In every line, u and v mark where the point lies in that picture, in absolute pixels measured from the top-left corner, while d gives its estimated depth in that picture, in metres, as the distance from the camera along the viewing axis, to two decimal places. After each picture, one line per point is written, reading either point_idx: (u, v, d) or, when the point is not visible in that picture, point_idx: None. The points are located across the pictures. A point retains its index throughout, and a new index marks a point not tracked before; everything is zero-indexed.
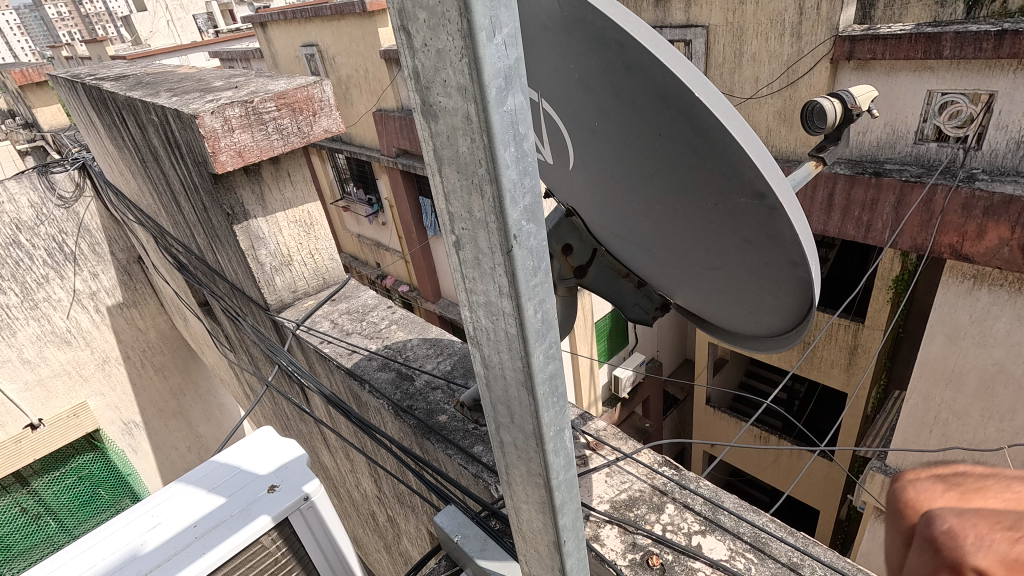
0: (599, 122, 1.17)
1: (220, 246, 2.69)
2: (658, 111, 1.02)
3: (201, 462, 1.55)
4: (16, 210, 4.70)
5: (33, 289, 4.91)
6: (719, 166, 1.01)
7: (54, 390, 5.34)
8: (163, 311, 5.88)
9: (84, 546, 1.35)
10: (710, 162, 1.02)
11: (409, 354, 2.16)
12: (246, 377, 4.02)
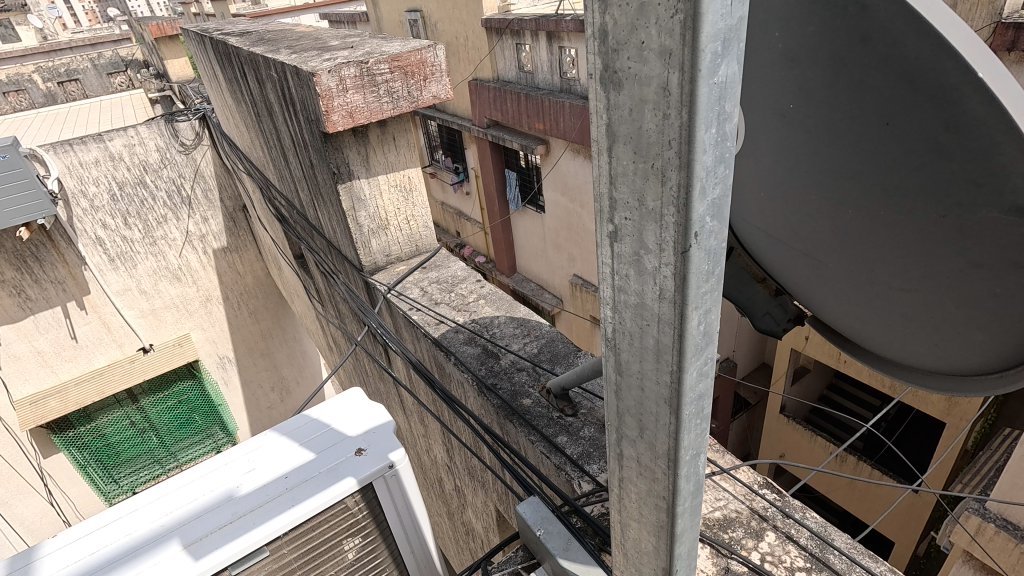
0: (792, 106, 1.01)
1: (322, 204, 2.77)
2: (895, 94, 0.86)
3: (295, 414, 1.60)
4: (145, 152, 5.21)
5: (153, 227, 5.46)
6: (969, 166, 0.84)
7: (164, 320, 5.90)
8: (261, 259, 6.28)
9: (187, 479, 1.43)
10: (956, 160, 0.85)
11: (495, 331, 2.13)
12: (331, 331, 4.20)
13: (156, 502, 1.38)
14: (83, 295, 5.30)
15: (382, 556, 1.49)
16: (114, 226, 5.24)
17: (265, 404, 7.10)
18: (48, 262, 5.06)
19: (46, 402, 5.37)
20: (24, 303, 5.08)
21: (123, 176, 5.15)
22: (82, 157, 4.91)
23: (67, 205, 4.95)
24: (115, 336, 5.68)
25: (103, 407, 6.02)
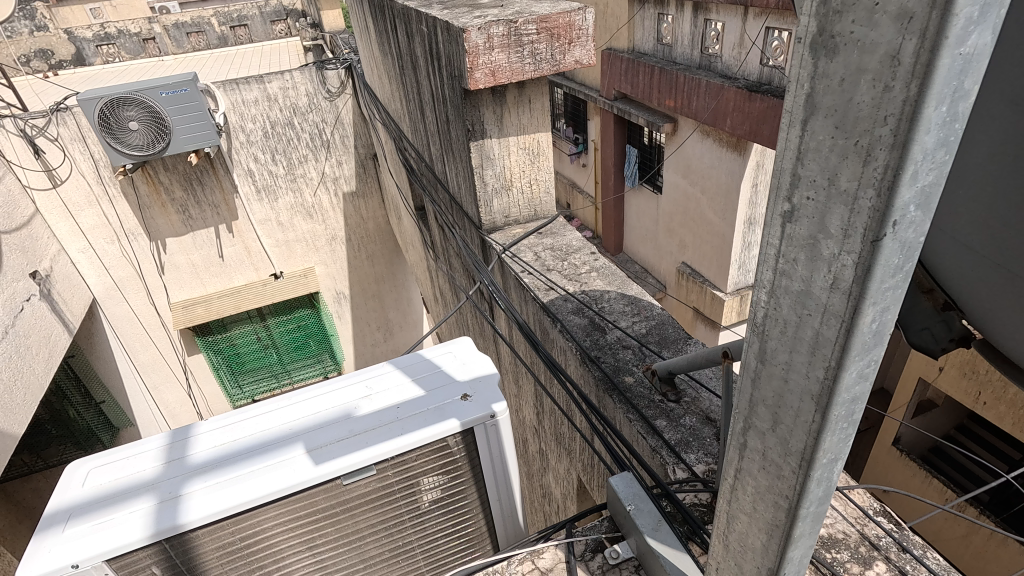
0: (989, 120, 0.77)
1: (451, 159, 2.86)
2: None
3: (409, 351, 1.73)
4: (295, 96, 5.82)
5: (295, 165, 6.19)
6: None
7: (294, 252, 6.75)
8: (381, 206, 6.84)
9: (313, 392, 1.61)
10: None
11: (604, 305, 2.11)
12: (439, 283, 4.42)
13: (287, 408, 1.55)
14: (232, 220, 6.27)
15: (471, 497, 1.58)
16: (264, 160, 6.03)
17: (370, 340, 7.85)
18: (208, 187, 6.01)
19: (194, 309, 6.46)
20: (185, 221, 6.14)
21: (275, 116, 5.82)
22: (243, 95, 5.62)
23: (228, 137, 5.73)
24: (254, 261, 6.65)
25: (238, 320, 6.94)
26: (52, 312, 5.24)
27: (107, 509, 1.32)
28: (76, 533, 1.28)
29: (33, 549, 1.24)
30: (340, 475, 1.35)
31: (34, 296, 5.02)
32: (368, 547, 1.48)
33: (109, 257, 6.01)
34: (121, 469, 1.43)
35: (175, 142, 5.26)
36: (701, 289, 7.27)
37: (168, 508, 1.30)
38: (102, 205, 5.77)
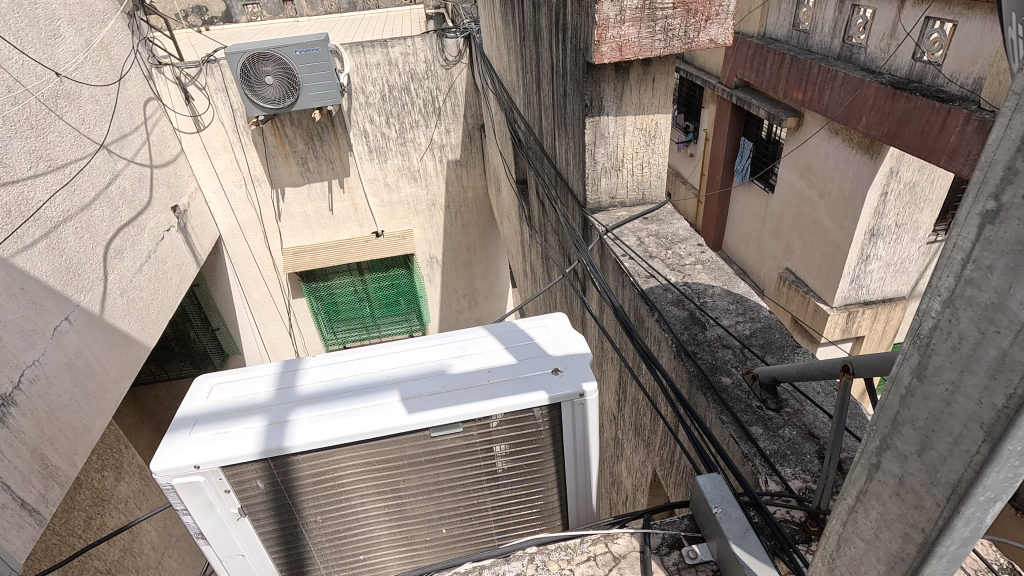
0: None
1: (563, 133, 2.82)
2: None
3: (504, 318, 1.76)
4: (415, 62, 6.08)
5: (407, 129, 6.44)
6: None
7: (396, 214, 7.07)
8: (482, 177, 6.94)
9: (411, 345, 1.68)
10: None
11: (706, 300, 2.02)
12: (532, 257, 4.44)
13: (386, 356, 1.64)
14: (345, 176, 6.68)
15: (549, 470, 1.60)
16: (378, 123, 6.36)
17: (456, 306, 8.14)
18: (327, 144, 6.43)
19: (303, 257, 6.98)
20: (303, 172, 6.60)
21: (395, 81, 6.14)
22: (369, 58, 5.97)
23: (350, 97, 6.15)
24: (360, 218, 7.06)
25: (339, 272, 7.45)
26: (184, 243, 5.85)
27: (226, 422, 1.46)
28: (199, 438, 1.42)
29: (164, 445, 1.40)
30: (430, 426, 1.41)
31: (172, 228, 5.64)
32: (445, 499, 1.55)
33: (236, 199, 6.61)
34: (240, 388, 1.58)
35: (303, 99, 5.68)
36: (803, 299, 6.76)
37: (276, 429, 1.42)
38: (234, 151, 6.33)
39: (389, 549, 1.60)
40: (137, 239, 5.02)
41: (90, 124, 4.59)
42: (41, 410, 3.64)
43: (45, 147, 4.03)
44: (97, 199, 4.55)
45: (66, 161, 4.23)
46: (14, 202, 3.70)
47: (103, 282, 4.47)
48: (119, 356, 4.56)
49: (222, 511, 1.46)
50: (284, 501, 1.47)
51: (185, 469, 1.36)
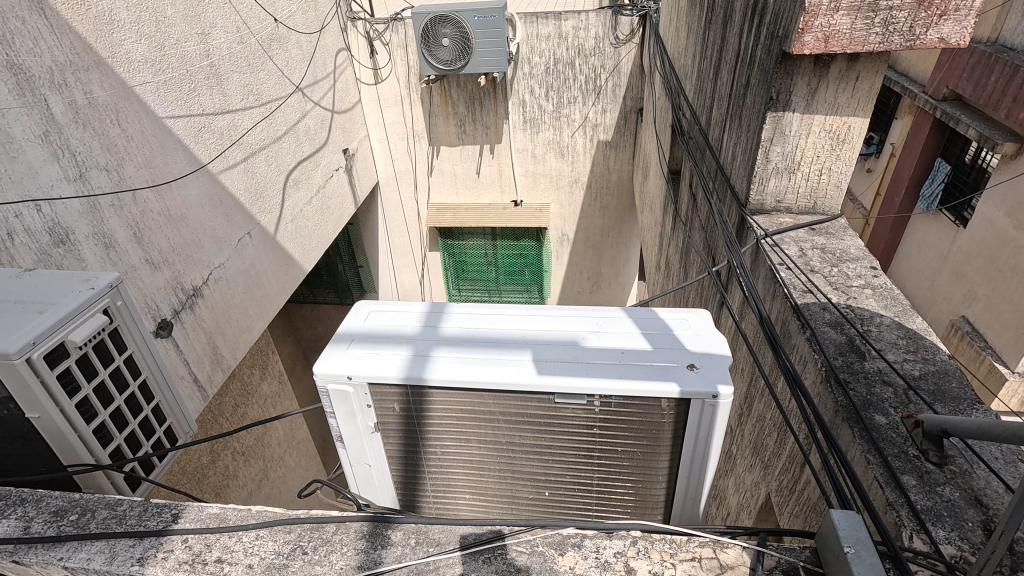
0: None
1: (735, 126, 2.66)
2: None
3: (644, 304, 1.75)
4: (584, 37, 6.06)
5: (564, 104, 6.47)
6: None
7: (538, 186, 7.18)
8: (630, 162, 6.77)
9: (549, 312, 1.74)
10: None
11: (869, 329, 1.82)
12: (669, 251, 4.28)
13: (524, 318, 1.71)
14: (496, 142, 6.91)
15: (662, 463, 1.57)
16: (538, 95, 6.48)
17: (578, 286, 8.16)
18: (486, 109, 6.69)
19: (444, 214, 7.45)
20: (459, 134, 6.94)
21: (561, 54, 6.19)
22: (540, 30, 6.09)
23: (515, 67, 6.33)
24: (502, 185, 7.27)
25: (473, 233, 7.78)
26: (348, 184, 6.46)
27: (376, 345, 1.63)
28: (354, 353, 1.60)
29: (326, 352, 1.60)
30: (557, 391, 1.46)
31: (340, 169, 6.24)
32: (554, 463, 1.61)
33: (397, 151, 7.14)
34: (392, 319, 1.75)
35: (472, 63, 5.97)
36: (977, 355, 5.80)
37: (419, 360, 1.56)
38: (404, 106, 6.81)
39: (492, 492, 1.72)
40: (312, 173, 5.63)
41: (292, 66, 5.19)
42: (219, 306, 4.30)
43: (256, 82, 4.64)
44: (287, 134, 5.16)
45: (269, 97, 4.84)
46: (227, 126, 4.32)
47: (280, 207, 5.10)
48: (281, 273, 5.21)
49: (361, 422, 1.64)
50: (412, 426, 1.62)
51: (339, 377, 1.55)
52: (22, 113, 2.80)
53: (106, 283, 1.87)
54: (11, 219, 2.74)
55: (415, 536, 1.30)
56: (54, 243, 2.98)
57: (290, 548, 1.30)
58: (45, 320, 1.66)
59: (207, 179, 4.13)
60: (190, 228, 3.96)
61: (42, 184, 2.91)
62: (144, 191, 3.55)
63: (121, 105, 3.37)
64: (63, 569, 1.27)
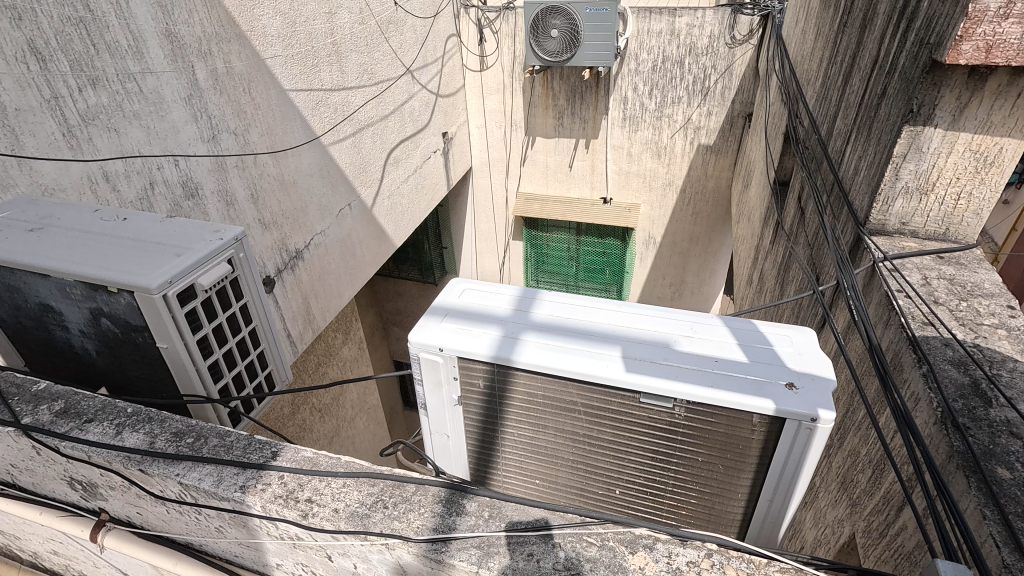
0: None
1: (861, 138, 2.47)
2: None
3: (743, 315, 1.70)
4: (698, 36, 5.84)
5: (668, 104, 6.29)
6: None
7: (630, 185, 7.03)
8: (731, 170, 6.46)
9: (640, 311, 1.74)
10: None
11: (999, 373, 1.65)
12: (765, 265, 4.07)
13: (616, 315, 1.72)
14: (592, 137, 6.84)
15: (744, 478, 1.54)
16: (641, 92, 6.34)
17: (658, 292, 7.95)
18: (586, 103, 6.64)
19: (532, 205, 7.49)
20: (556, 126, 6.94)
21: (671, 52, 6.00)
22: (652, 25, 5.94)
23: (621, 62, 6.23)
24: (594, 181, 7.18)
25: (558, 226, 7.77)
26: (443, 166, 6.65)
27: (468, 322, 1.70)
28: (447, 327, 1.68)
29: (421, 322, 1.69)
30: (644, 391, 1.45)
31: (437, 151, 6.43)
32: (629, 461, 1.61)
33: (493, 138, 7.25)
34: (487, 300, 1.82)
35: (577, 57, 5.93)
36: None
37: (508, 342, 1.60)
38: (505, 94, 6.89)
39: (564, 481, 1.75)
40: (411, 153, 5.84)
41: (405, 49, 5.39)
42: (316, 270, 4.59)
43: (371, 62, 4.86)
44: (393, 113, 5.38)
45: (381, 77, 5.06)
46: (341, 102, 4.56)
47: (379, 183, 5.34)
48: (374, 246, 5.46)
49: (446, 393, 1.73)
50: (494, 403, 1.68)
51: (432, 348, 1.63)
52: (172, 77, 3.12)
53: (232, 235, 2.05)
54: (153, 170, 3.09)
55: (489, 510, 1.34)
56: (185, 195, 3.31)
57: (373, 500, 1.38)
58: (181, 263, 1.85)
59: (318, 150, 4.40)
60: (299, 194, 4.24)
61: (182, 142, 3.23)
62: (264, 156, 3.85)
63: (254, 76, 3.66)
64: (178, 484, 1.42)
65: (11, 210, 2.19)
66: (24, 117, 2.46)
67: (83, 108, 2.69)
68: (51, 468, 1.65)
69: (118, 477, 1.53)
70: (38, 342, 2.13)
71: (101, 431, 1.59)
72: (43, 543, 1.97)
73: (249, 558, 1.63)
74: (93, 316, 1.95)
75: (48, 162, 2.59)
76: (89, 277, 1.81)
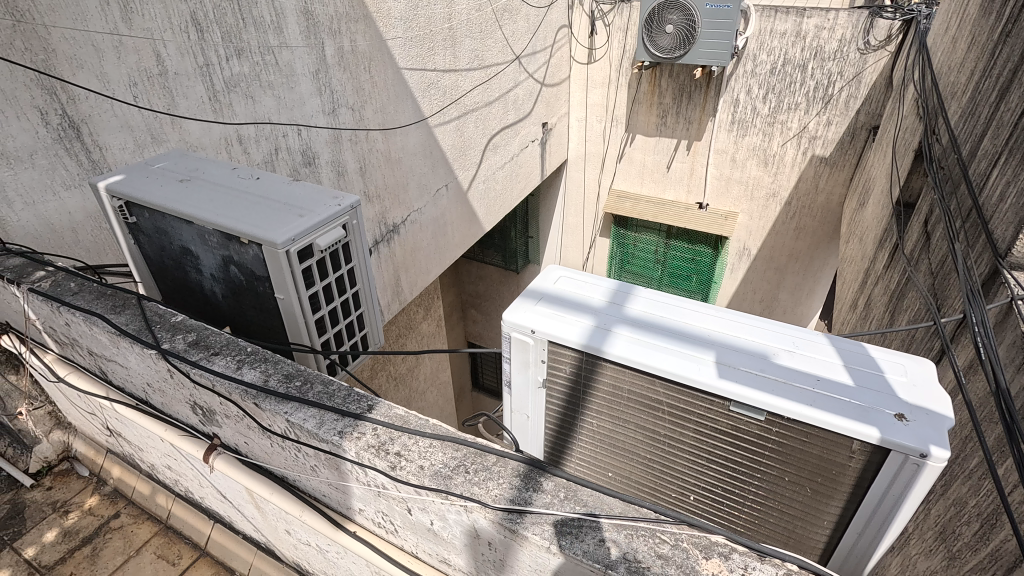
0: None
1: (1011, 160, 2.22)
2: None
3: (851, 339, 1.64)
4: (826, 39, 5.45)
5: (783, 110, 5.94)
6: None
7: (730, 192, 6.73)
8: (845, 185, 6.00)
9: (738, 323, 1.73)
10: None
11: None
12: (873, 291, 3.76)
13: (714, 322, 1.73)
14: (696, 139, 6.61)
15: (833, 505, 1.47)
16: (755, 95, 6.04)
17: (746, 306, 7.59)
18: (693, 103, 6.43)
19: (624, 203, 7.37)
20: (659, 125, 6.77)
21: (794, 54, 5.65)
22: (776, 26, 5.61)
23: (737, 62, 5.95)
24: (691, 184, 6.94)
25: (648, 227, 7.59)
26: (539, 156, 6.69)
27: (562, 309, 1.78)
28: (540, 312, 1.77)
29: (517, 303, 1.79)
30: (734, 399, 1.45)
31: (536, 141, 6.48)
32: (709, 469, 1.59)
33: (593, 132, 7.20)
34: (583, 292, 1.88)
35: (691, 53, 5.76)
36: None
37: (600, 332, 1.66)
38: (610, 88, 6.80)
39: (637, 480, 1.77)
40: (510, 141, 5.92)
41: (517, 37, 5.45)
42: (409, 245, 4.80)
43: (483, 48, 4.97)
44: (498, 100, 5.47)
45: (491, 63, 5.15)
46: (450, 86, 4.70)
47: (476, 167, 5.47)
48: (465, 228, 5.62)
49: (532, 374, 1.81)
50: (577, 391, 1.73)
51: (524, 329, 1.72)
52: (305, 52, 3.36)
53: (349, 203, 2.19)
54: (279, 137, 3.37)
55: (564, 492, 1.38)
56: (304, 162, 3.58)
57: (456, 463, 1.45)
58: (304, 223, 2.00)
59: (424, 131, 4.59)
60: (402, 171, 4.45)
61: (306, 113, 3.49)
62: (375, 132, 4.07)
63: (375, 56, 3.86)
64: (285, 421, 1.57)
65: (165, 162, 2.47)
66: (181, 80, 2.76)
67: (228, 76, 2.98)
68: (179, 391, 1.87)
69: (234, 407, 1.71)
70: (175, 280, 2.40)
71: (224, 364, 1.78)
72: (161, 458, 2.24)
73: (335, 500, 1.77)
74: (223, 263, 2.17)
75: (195, 122, 2.89)
76: (225, 227, 2.01)
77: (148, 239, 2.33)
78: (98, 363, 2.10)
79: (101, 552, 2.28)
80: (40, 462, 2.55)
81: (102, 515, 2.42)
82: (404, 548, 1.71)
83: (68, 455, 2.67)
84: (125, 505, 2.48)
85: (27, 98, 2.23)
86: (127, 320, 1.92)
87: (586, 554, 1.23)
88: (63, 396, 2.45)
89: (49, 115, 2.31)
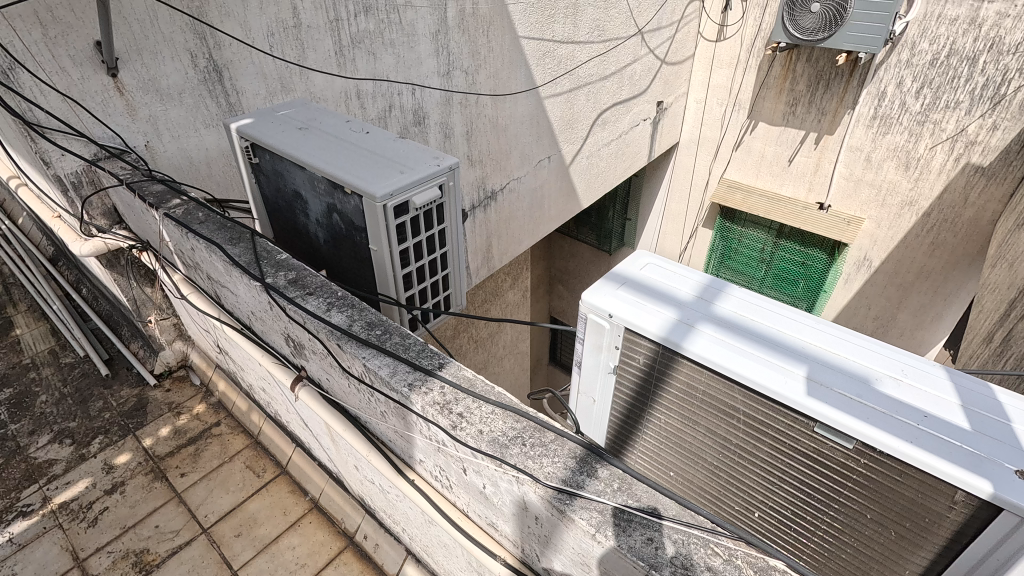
0: None
1: None
2: None
3: (976, 379, 1.45)
4: (1008, 29, 4.67)
5: (939, 107, 5.22)
6: None
7: (858, 195, 6.10)
8: (1003, 202, 5.18)
9: (840, 340, 1.58)
10: None
11: None
12: (1017, 326, 3.26)
13: (812, 337, 1.60)
14: (826, 132, 6.04)
15: (918, 555, 1.33)
16: (906, 89, 5.35)
17: (858, 321, 6.90)
18: (830, 92, 5.85)
19: (735, 193, 6.95)
20: (787, 114, 6.23)
21: (963, 45, 4.89)
22: (947, 10, 4.88)
23: (891, 49, 5.28)
24: (814, 181, 6.37)
25: (757, 222, 7.08)
26: (649, 135, 6.42)
27: (645, 298, 1.73)
28: (621, 296, 1.73)
29: (598, 285, 1.76)
30: (820, 421, 1.34)
31: (648, 119, 6.21)
32: (780, 490, 1.49)
33: (711, 115, 6.79)
34: (672, 285, 1.80)
35: (836, 37, 5.22)
36: None
37: (682, 327, 1.60)
38: (737, 70, 6.33)
39: (700, 486, 1.69)
40: (621, 117, 5.71)
41: (643, 9, 5.17)
42: (504, 213, 4.84)
43: (606, 18, 4.75)
44: (614, 74, 5.26)
45: (612, 35, 4.93)
46: (566, 56, 4.57)
47: (582, 141, 5.36)
48: (562, 203, 5.57)
49: (603, 359, 1.79)
50: (649, 383, 1.68)
51: (602, 312, 1.70)
52: (428, 13, 3.42)
53: (448, 164, 2.23)
54: (394, 95, 3.49)
55: (618, 484, 1.35)
56: (414, 122, 3.70)
57: (514, 434, 1.47)
58: (403, 180, 2.06)
59: (534, 100, 4.53)
60: (507, 138, 4.46)
61: (421, 73, 3.58)
62: (485, 97, 4.09)
63: (495, 19, 3.82)
64: (362, 365, 1.65)
65: (288, 110, 2.64)
66: (312, 34, 2.92)
67: (354, 32, 3.11)
68: (276, 322, 2.03)
69: (320, 344, 1.82)
70: (286, 221, 2.59)
71: (315, 304, 1.90)
72: (258, 380, 2.45)
73: (399, 447, 1.86)
74: (327, 210, 2.29)
75: (320, 75, 3.06)
76: (334, 176, 2.11)
77: (266, 180, 2.51)
78: (214, 288, 2.32)
79: (201, 453, 2.59)
80: (163, 366, 2.93)
81: (206, 421, 2.74)
82: (456, 505, 1.76)
83: (185, 363, 3.03)
84: (225, 416, 2.77)
85: (182, 41, 2.45)
86: (240, 253, 2.10)
87: (632, 549, 1.19)
88: (185, 312, 2.75)
89: (198, 58, 2.53)
